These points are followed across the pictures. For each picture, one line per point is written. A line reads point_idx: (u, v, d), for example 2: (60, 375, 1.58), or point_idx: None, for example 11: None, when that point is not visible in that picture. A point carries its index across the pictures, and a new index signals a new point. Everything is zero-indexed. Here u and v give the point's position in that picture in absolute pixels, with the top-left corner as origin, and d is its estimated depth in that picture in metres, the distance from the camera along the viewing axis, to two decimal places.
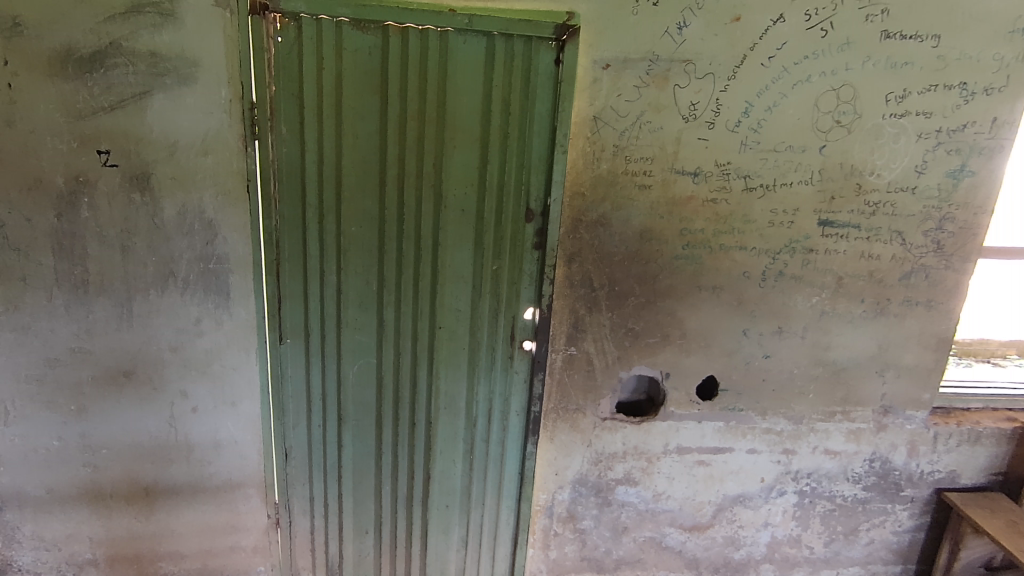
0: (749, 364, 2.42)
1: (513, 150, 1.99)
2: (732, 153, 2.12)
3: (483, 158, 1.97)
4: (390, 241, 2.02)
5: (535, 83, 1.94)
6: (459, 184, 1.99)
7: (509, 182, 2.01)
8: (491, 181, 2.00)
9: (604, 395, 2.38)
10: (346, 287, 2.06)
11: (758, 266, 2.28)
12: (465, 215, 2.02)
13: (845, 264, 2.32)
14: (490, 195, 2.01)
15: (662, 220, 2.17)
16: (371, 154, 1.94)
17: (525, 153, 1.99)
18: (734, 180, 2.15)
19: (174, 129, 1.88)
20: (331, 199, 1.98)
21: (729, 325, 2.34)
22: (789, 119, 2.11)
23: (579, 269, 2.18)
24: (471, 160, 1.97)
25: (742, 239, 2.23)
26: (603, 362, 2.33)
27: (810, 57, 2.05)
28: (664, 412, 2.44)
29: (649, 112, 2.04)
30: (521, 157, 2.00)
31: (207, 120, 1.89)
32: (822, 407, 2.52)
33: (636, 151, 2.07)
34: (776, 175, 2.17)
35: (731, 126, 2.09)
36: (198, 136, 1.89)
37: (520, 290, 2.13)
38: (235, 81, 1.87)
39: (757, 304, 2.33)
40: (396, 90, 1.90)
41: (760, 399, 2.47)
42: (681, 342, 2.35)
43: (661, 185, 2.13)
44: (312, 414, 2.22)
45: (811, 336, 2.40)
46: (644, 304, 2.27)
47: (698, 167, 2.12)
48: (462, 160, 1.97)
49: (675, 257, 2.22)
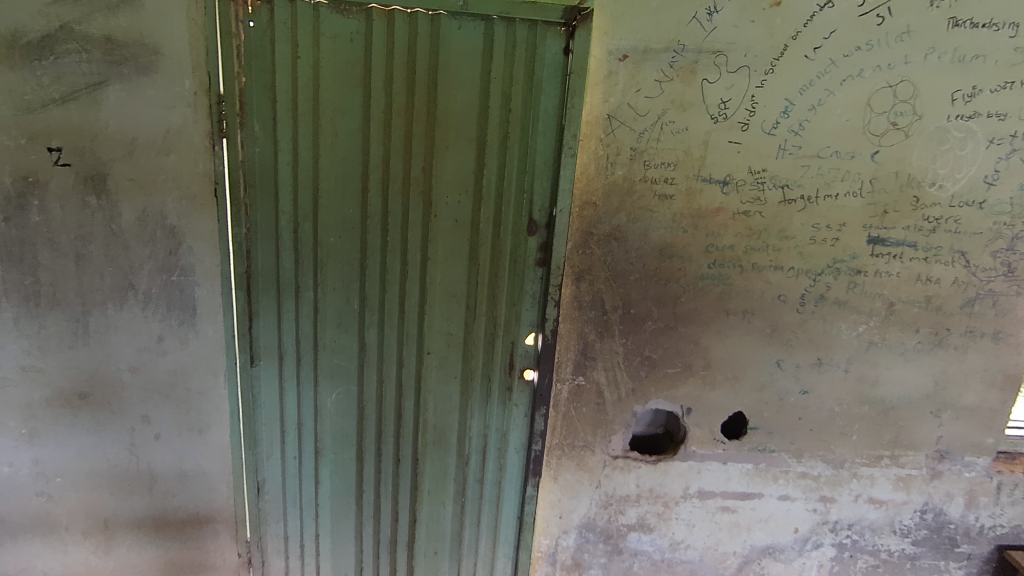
0: (783, 401, 2.12)
1: (513, 153, 1.73)
2: (769, 159, 1.84)
3: (480, 161, 1.73)
4: (373, 255, 1.78)
5: (540, 76, 1.69)
6: (452, 191, 1.74)
7: (508, 190, 1.75)
8: (489, 187, 1.75)
9: (616, 431, 2.10)
10: (324, 304, 1.83)
11: (796, 289, 1.99)
12: (459, 226, 1.77)
13: (897, 287, 2.01)
14: (487, 203, 1.76)
15: (685, 235, 1.90)
16: (352, 156, 1.71)
17: (528, 156, 1.73)
18: (770, 191, 1.87)
19: (132, 124, 1.68)
20: (308, 206, 1.75)
21: (761, 355, 2.05)
22: (836, 120, 1.82)
23: (589, 289, 1.93)
24: (466, 163, 1.73)
25: (778, 257, 1.94)
26: (615, 395, 2.06)
27: (863, 48, 1.76)
28: (684, 452, 2.15)
29: (672, 111, 1.77)
30: (523, 160, 1.74)
31: (169, 115, 1.68)
32: (867, 450, 2.20)
33: (657, 155, 1.81)
34: (819, 185, 1.88)
35: (769, 128, 1.81)
36: (159, 132, 1.69)
37: (521, 312, 1.87)
38: (199, 70, 1.65)
39: (794, 332, 2.03)
40: (381, 83, 1.67)
41: (795, 440, 2.17)
42: (704, 374, 2.06)
43: (686, 194, 1.86)
44: (287, 445, 1.99)
45: (855, 369, 2.10)
46: (663, 329, 1.99)
47: (728, 175, 1.85)
48: (455, 163, 1.72)
49: (700, 276, 1.94)
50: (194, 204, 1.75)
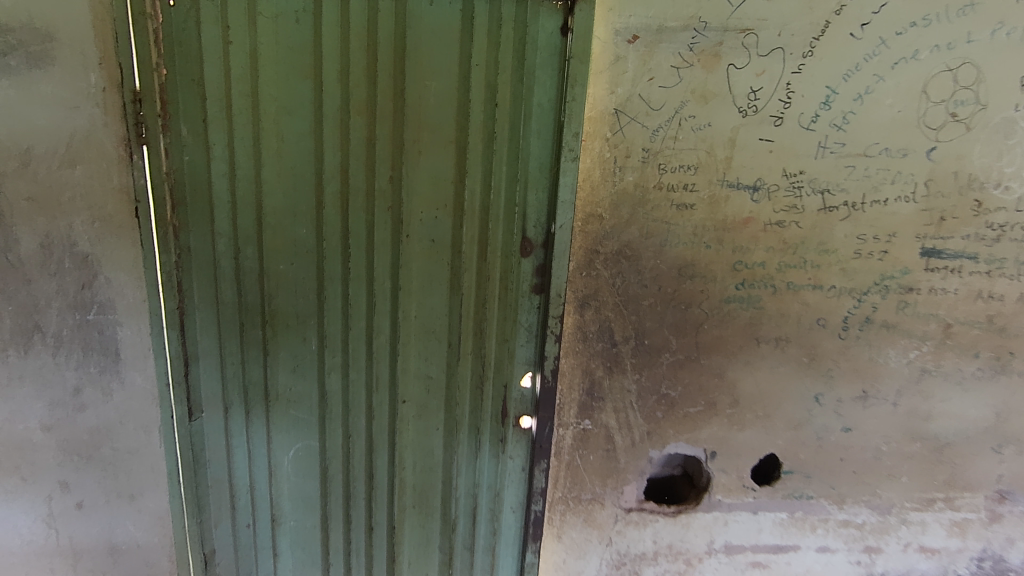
0: (823, 441, 1.81)
1: (501, 157, 1.41)
2: (807, 159, 1.55)
3: (461, 168, 1.41)
4: (332, 284, 1.46)
5: (532, 62, 1.37)
6: (428, 205, 1.43)
7: (496, 203, 1.44)
8: (472, 200, 1.43)
9: (629, 481, 1.79)
10: (276, 345, 1.51)
11: (837, 311, 1.69)
12: (437, 248, 1.45)
13: (955, 306, 1.72)
14: (470, 219, 1.44)
15: (709, 252, 1.60)
16: (304, 164, 1.40)
17: (520, 160, 1.42)
18: (808, 196, 1.58)
19: (27, 130, 1.36)
20: (251, 226, 1.43)
21: (798, 388, 1.75)
22: (886, 112, 1.53)
23: (595, 317, 1.62)
24: (443, 171, 1.41)
25: (817, 275, 1.65)
26: (628, 440, 1.75)
27: (918, 24, 1.48)
28: (708, 502, 1.85)
29: (692, 103, 1.48)
30: (513, 166, 1.42)
31: (73, 117, 1.36)
32: (918, 492, 1.90)
33: (674, 157, 1.52)
34: (866, 189, 1.59)
35: (806, 122, 1.52)
36: (62, 140, 1.37)
37: (515, 349, 1.54)
38: (108, 62, 1.34)
39: (835, 362, 1.74)
40: (337, 74, 1.35)
41: (836, 484, 1.86)
42: (731, 413, 1.75)
43: (708, 203, 1.56)
44: (238, 511, 1.65)
45: (905, 402, 1.80)
46: (683, 362, 1.69)
47: (759, 178, 1.55)
48: (431, 171, 1.41)
49: (725, 299, 1.64)
50: (111, 225, 1.44)
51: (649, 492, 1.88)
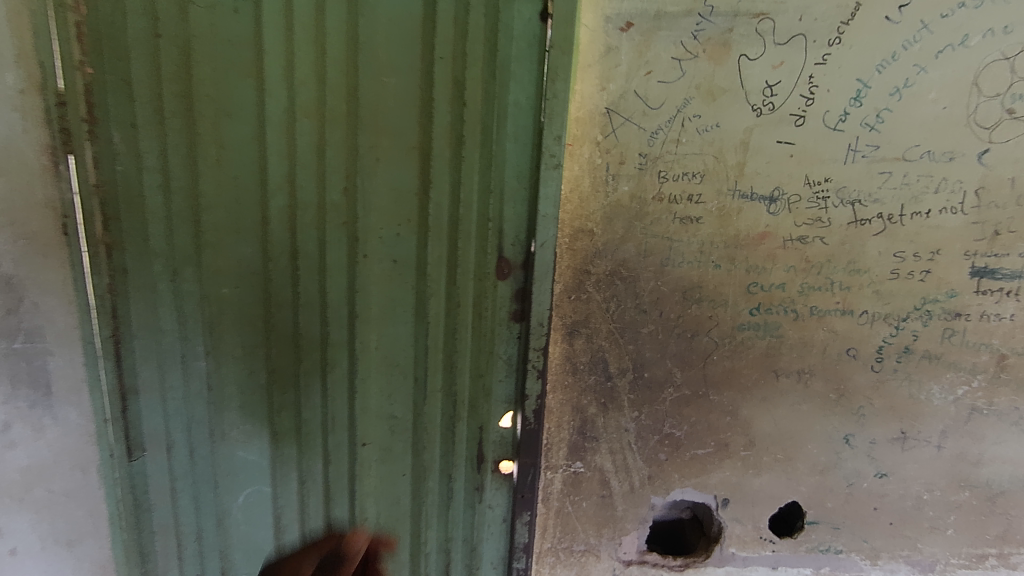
0: (853, 488, 1.57)
1: (472, 165, 1.23)
2: (834, 164, 1.33)
3: (426, 178, 1.23)
4: (282, 310, 1.28)
5: (505, 53, 1.18)
6: (388, 221, 1.25)
7: (467, 218, 1.25)
8: (439, 214, 1.25)
9: (628, 532, 1.57)
10: (221, 379, 1.33)
11: (871, 340, 1.45)
12: (399, 268, 1.27)
13: (1011, 335, 1.47)
14: (437, 236, 1.26)
15: (718, 272, 1.38)
16: (246, 175, 1.22)
17: (493, 168, 1.23)
18: (835, 208, 1.36)
19: None
20: (189, 244, 1.26)
21: (824, 428, 1.52)
22: (929, 108, 1.30)
23: (586, 347, 1.41)
24: (405, 182, 1.23)
25: (846, 298, 1.42)
26: (626, 485, 1.53)
27: (965, 5, 1.25)
28: (720, 555, 1.62)
29: (698, 100, 1.27)
30: (486, 174, 1.23)
31: None
32: (966, 547, 1.65)
33: (676, 163, 1.31)
34: (905, 199, 1.36)
35: (832, 121, 1.30)
36: None
37: (492, 385, 1.36)
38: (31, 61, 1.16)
39: (868, 398, 1.50)
40: (281, 71, 1.17)
41: (869, 537, 1.62)
42: (746, 456, 1.53)
43: (717, 216, 1.35)
44: (187, 560, 1.47)
45: (951, 445, 1.55)
46: (690, 398, 1.47)
47: (776, 187, 1.33)
48: (392, 181, 1.23)
49: (738, 326, 1.42)
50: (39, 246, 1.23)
51: (653, 537, 1.66)
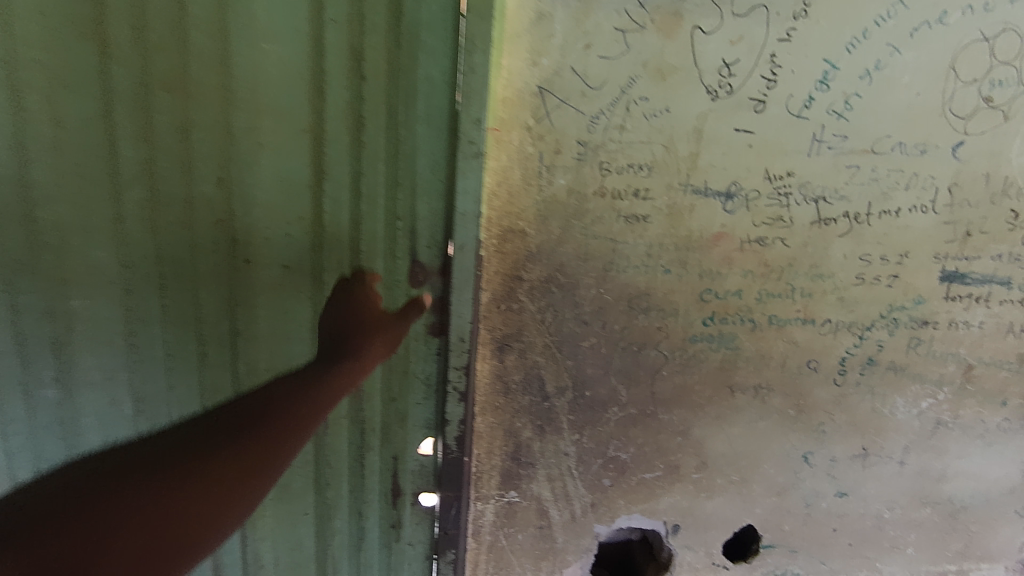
0: (812, 509, 1.45)
1: (375, 153, 1.03)
2: (797, 157, 1.17)
3: (320, 168, 1.02)
4: (147, 326, 1.06)
5: (412, 17, 0.97)
6: (276, 219, 1.04)
7: (371, 217, 1.06)
8: (337, 211, 1.05)
9: (570, 564, 1.42)
10: (76, 411, 1.09)
11: (834, 352, 1.32)
12: (292, 275, 1.07)
13: (979, 345, 1.36)
14: (336, 238, 1.06)
15: (668, 278, 1.22)
16: (93, 161, 0.97)
17: (401, 156, 1.03)
18: (797, 206, 1.20)
19: None
20: (21, 247, 0.98)
21: (782, 447, 1.39)
22: (901, 94, 1.15)
23: (519, 363, 1.24)
24: (295, 173, 1.02)
25: (808, 306, 1.28)
26: (567, 514, 1.37)
27: None
28: None
29: (645, 80, 1.09)
30: (393, 164, 1.04)
31: None
32: (925, 565, 1.56)
33: (620, 153, 1.13)
34: (873, 196, 1.22)
35: (795, 107, 1.14)
36: None
37: (406, 407, 1.18)
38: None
39: (829, 413, 1.37)
40: (128, 30, 0.92)
41: (827, 559, 1.51)
42: (699, 478, 1.38)
43: (667, 214, 1.18)
44: None
45: (914, 461, 1.45)
46: (637, 417, 1.31)
47: (733, 182, 1.17)
48: (278, 172, 1.02)
49: (690, 338, 1.27)
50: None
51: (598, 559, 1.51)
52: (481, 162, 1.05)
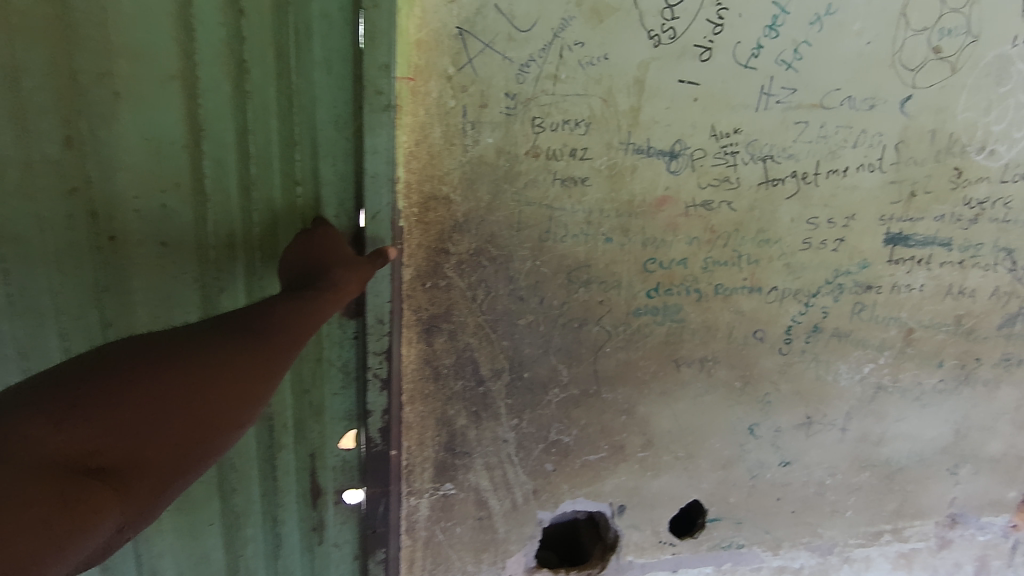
0: (757, 480, 1.42)
1: (264, 105, 0.86)
2: (745, 112, 1.08)
3: (196, 124, 0.85)
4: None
5: None
6: (145, 186, 0.86)
7: (264, 183, 0.90)
8: (222, 176, 0.88)
9: (512, 553, 1.34)
10: None
11: (779, 320, 1.27)
12: (171, 254, 0.90)
13: (919, 308, 1.35)
14: (223, 208, 0.90)
15: (609, 248, 1.12)
16: None
17: (296, 108, 0.87)
18: (744, 166, 1.12)
19: None
20: None
21: (728, 420, 1.34)
22: (851, 44, 1.08)
23: (450, 346, 1.11)
24: (165, 127, 0.84)
25: (754, 274, 1.21)
26: (507, 503, 1.28)
27: None
28: (616, 565, 1.43)
29: (580, 21, 0.96)
30: (287, 118, 0.88)
31: None
32: (864, 526, 1.57)
33: (554, 107, 1.00)
34: (821, 155, 1.15)
35: (742, 56, 1.04)
36: None
37: (322, 397, 1.05)
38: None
39: (775, 383, 1.33)
40: None
41: (772, 528, 1.49)
42: (644, 457, 1.32)
43: (607, 176, 1.07)
44: None
45: (856, 426, 1.44)
46: (579, 398, 1.22)
47: (678, 140, 1.07)
48: (142, 129, 0.83)
49: (633, 312, 1.18)
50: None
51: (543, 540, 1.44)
52: (393, 116, 0.90)
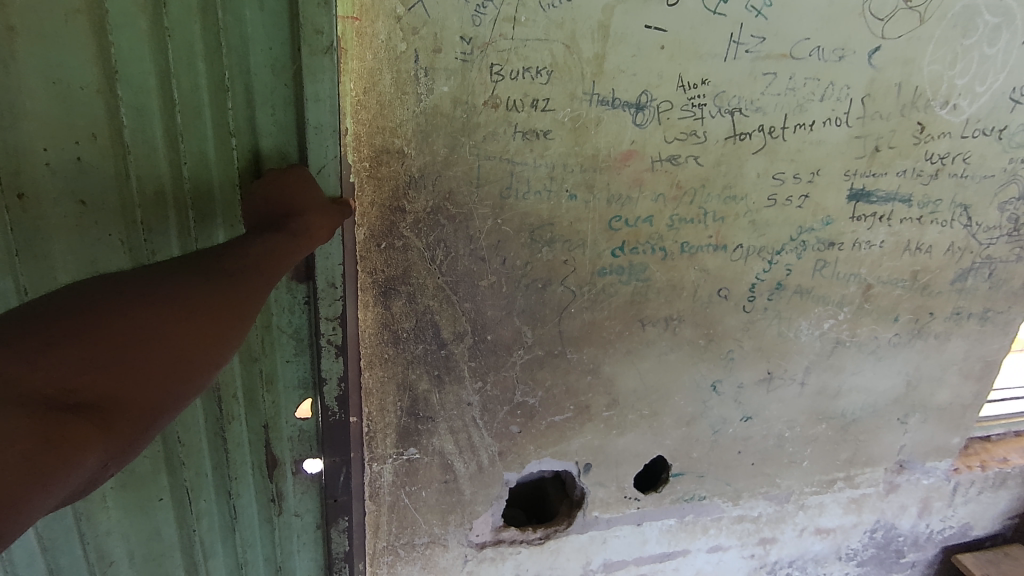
0: (719, 435, 1.45)
1: (189, 47, 0.77)
2: (712, 62, 1.04)
3: (108, 66, 0.75)
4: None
5: None
6: (54, 136, 0.77)
7: (192, 133, 0.82)
8: (144, 126, 0.79)
9: (478, 514, 1.33)
10: None
11: (744, 278, 1.26)
12: (92, 215, 0.82)
13: (879, 264, 1.36)
14: (148, 163, 0.82)
15: (573, 205, 1.07)
16: None
17: (225, 51, 0.78)
18: (712, 119, 1.08)
19: None
20: None
21: (691, 378, 1.34)
22: None
23: (408, 309, 1.07)
24: (72, 68, 0.74)
25: (720, 231, 1.19)
26: (473, 465, 1.27)
27: None
28: (582, 521, 1.45)
29: None
30: (215, 60, 0.78)
31: None
32: (819, 475, 1.63)
33: (514, 53, 0.94)
34: (789, 108, 1.12)
35: (712, 1, 0.99)
36: None
37: (273, 367, 0.98)
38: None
39: (738, 340, 1.33)
40: None
41: (732, 480, 1.53)
42: (609, 416, 1.32)
43: (571, 129, 1.01)
44: None
45: (814, 380, 1.46)
46: (544, 359, 1.20)
47: (644, 91, 1.02)
48: (43, 70, 0.74)
49: (598, 271, 1.15)
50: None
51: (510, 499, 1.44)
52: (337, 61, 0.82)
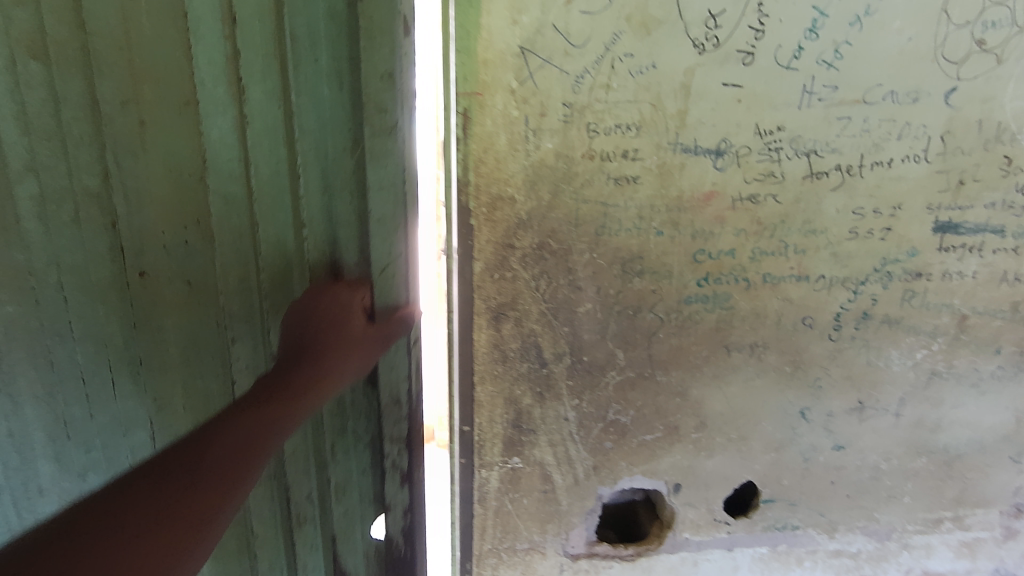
0: (811, 463, 1.47)
1: (274, 133, 0.96)
2: (787, 110, 1.15)
3: (207, 161, 0.96)
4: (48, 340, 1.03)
5: None
6: (169, 223, 0.99)
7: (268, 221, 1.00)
8: (232, 215, 0.99)
9: (574, 525, 1.44)
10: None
11: (828, 307, 1.32)
12: (195, 283, 1.02)
13: (973, 294, 1.37)
14: (233, 249, 1.01)
15: (661, 240, 1.21)
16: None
17: (301, 136, 0.97)
18: (789, 160, 1.19)
19: None
20: None
21: (779, 403, 1.40)
22: (891, 41, 1.13)
23: (516, 331, 1.24)
24: (181, 167, 0.96)
25: (802, 263, 1.27)
26: (569, 477, 1.39)
27: None
28: (673, 540, 1.51)
29: (629, 35, 1.06)
30: (294, 146, 0.97)
31: None
32: (923, 513, 1.59)
33: (607, 113, 1.11)
34: (865, 147, 1.20)
35: (784, 58, 1.12)
36: None
37: (341, 449, 1.17)
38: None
39: (825, 368, 1.38)
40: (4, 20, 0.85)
41: (826, 511, 1.54)
42: (698, 438, 1.40)
43: (657, 174, 1.16)
44: None
45: (910, 412, 1.46)
46: (634, 380, 1.32)
47: (724, 139, 1.16)
48: (165, 162, 0.95)
49: (684, 300, 1.26)
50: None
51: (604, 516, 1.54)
52: (399, 140, 0.99)
